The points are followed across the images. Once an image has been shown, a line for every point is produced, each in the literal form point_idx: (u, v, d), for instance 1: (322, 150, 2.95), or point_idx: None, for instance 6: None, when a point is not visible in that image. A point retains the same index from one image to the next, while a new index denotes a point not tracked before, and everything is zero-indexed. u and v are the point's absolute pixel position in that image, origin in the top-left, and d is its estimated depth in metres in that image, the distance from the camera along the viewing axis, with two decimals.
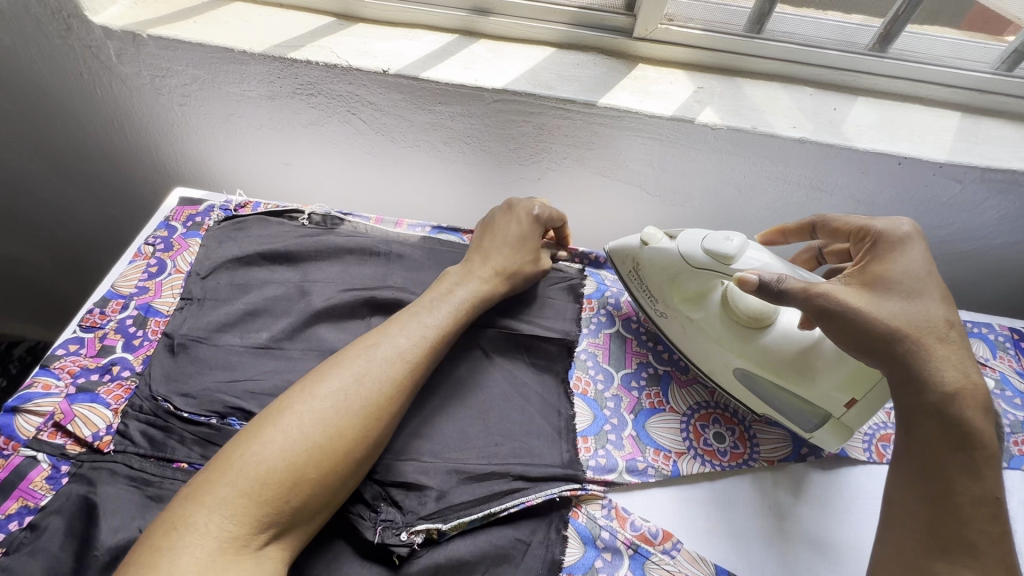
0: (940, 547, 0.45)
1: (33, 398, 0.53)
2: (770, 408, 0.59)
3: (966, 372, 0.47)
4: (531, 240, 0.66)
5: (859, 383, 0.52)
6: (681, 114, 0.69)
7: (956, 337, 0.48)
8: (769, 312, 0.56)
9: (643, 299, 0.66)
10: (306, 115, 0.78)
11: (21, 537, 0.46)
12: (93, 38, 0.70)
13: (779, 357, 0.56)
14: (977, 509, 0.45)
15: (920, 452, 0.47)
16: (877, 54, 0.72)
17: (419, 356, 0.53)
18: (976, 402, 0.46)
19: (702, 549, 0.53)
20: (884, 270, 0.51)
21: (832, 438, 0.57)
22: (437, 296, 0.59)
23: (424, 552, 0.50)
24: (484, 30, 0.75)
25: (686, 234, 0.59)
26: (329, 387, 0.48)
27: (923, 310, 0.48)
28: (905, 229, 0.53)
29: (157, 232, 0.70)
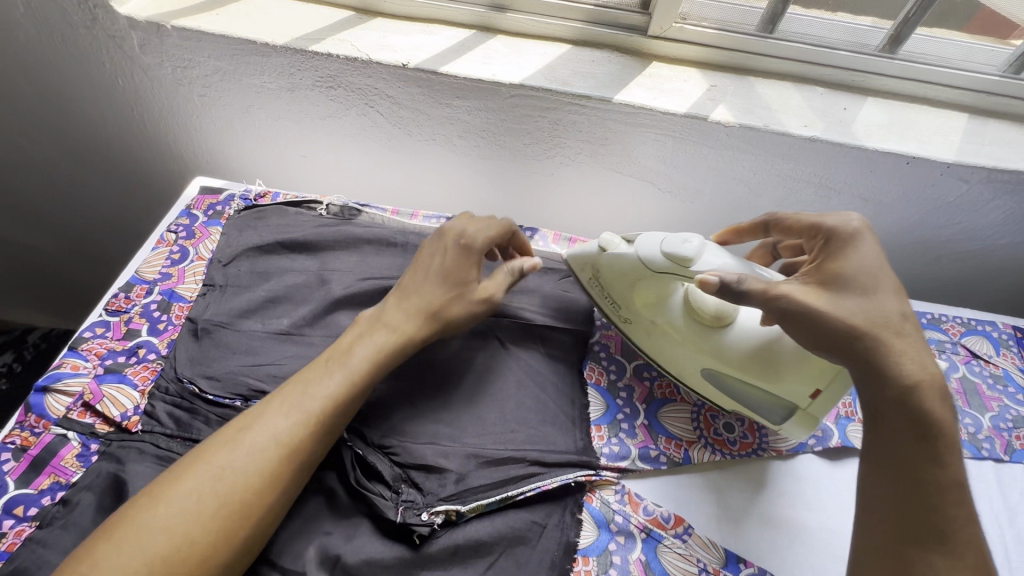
0: (916, 535, 0.45)
1: (63, 377, 0.55)
2: (738, 405, 0.60)
3: (925, 366, 0.48)
4: (457, 273, 0.59)
5: (822, 374, 0.53)
6: (695, 112, 0.70)
7: (910, 330, 0.50)
8: (728, 312, 0.57)
9: (606, 305, 0.66)
10: (323, 108, 0.79)
11: (53, 511, 0.47)
12: (117, 28, 0.71)
13: (741, 355, 0.57)
14: (945, 497, 0.45)
15: (889, 443, 0.48)
16: (887, 56, 0.74)
17: (302, 437, 0.47)
18: (935, 393, 0.48)
19: (711, 533, 0.55)
20: (839, 267, 0.52)
21: (798, 429, 0.58)
22: (336, 357, 0.53)
23: (444, 532, 0.51)
24: (501, 26, 0.76)
25: (644, 238, 0.60)
26: (183, 488, 0.43)
27: (878, 305, 0.50)
28: (853, 224, 0.55)
29: (179, 220, 0.71)
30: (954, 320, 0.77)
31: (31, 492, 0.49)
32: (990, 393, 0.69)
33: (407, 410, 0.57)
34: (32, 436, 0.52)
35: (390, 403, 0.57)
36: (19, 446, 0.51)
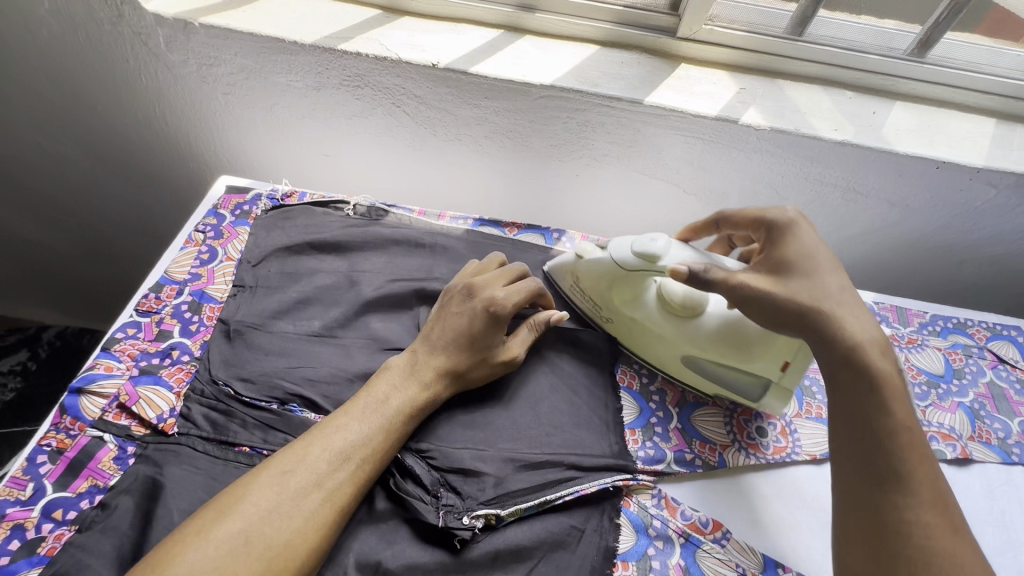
0: (879, 480, 0.45)
1: (97, 379, 0.54)
2: (718, 386, 0.62)
3: (866, 330, 0.51)
4: (482, 338, 0.57)
5: (787, 347, 0.57)
6: (726, 115, 0.70)
7: (850, 298, 0.52)
8: (697, 298, 0.60)
9: (587, 309, 0.68)
10: (349, 107, 0.78)
11: (92, 515, 0.47)
12: (144, 26, 0.70)
13: (717, 336, 0.60)
14: (899, 440, 0.46)
15: (842, 398, 0.49)
16: (917, 59, 0.74)
17: (343, 486, 0.47)
18: (878, 350, 0.50)
19: (749, 538, 0.55)
20: (784, 254, 0.55)
21: (776, 403, 0.60)
22: (370, 403, 0.52)
23: (484, 537, 0.51)
24: (530, 26, 0.76)
25: (615, 243, 0.62)
26: (228, 529, 0.42)
27: (821, 284, 0.52)
28: (790, 214, 0.57)
29: (206, 220, 0.71)
30: (980, 325, 0.77)
31: (69, 495, 0.48)
32: (1018, 398, 0.69)
33: (442, 414, 0.57)
34: (68, 439, 0.51)
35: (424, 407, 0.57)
36: (55, 448, 0.50)
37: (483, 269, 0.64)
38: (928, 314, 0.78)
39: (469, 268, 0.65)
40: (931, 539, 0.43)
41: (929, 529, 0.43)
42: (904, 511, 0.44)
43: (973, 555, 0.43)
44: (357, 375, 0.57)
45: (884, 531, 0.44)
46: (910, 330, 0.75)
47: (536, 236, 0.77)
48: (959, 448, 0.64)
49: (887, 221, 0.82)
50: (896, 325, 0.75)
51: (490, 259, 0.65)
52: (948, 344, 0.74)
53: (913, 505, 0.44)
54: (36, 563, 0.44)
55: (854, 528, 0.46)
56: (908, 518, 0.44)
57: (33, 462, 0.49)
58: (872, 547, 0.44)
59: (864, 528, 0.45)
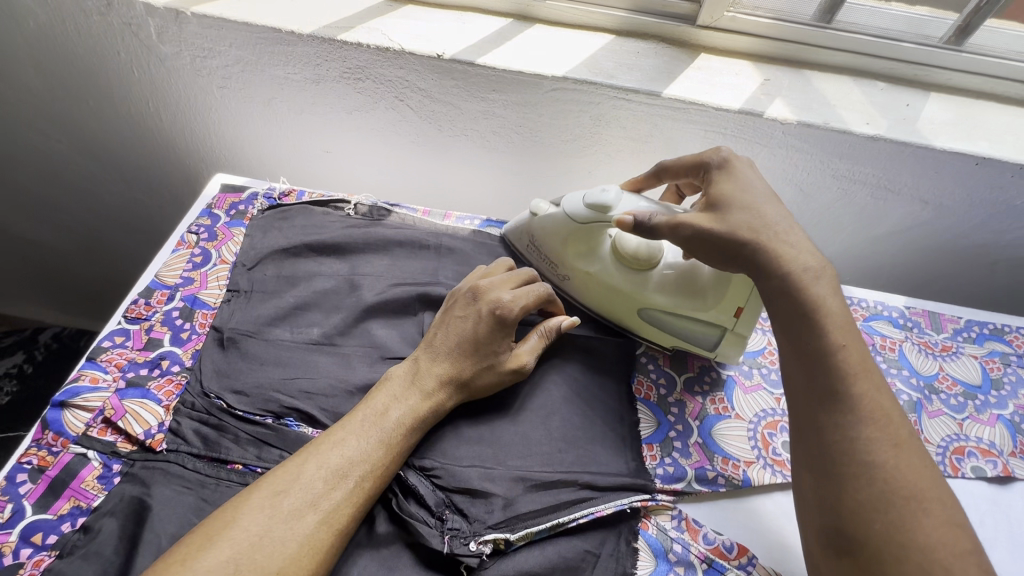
0: (820, 402, 0.45)
1: (81, 392, 0.51)
2: (675, 338, 0.63)
3: (803, 261, 0.50)
4: (487, 344, 0.53)
5: (738, 292, 0.58)
6: (750, 108, 0.66)
7: (789, 228, 0.51)
8: (656, 249, 0.61)
9: (545, 269, 0.67)
10: (350, 101, 0.75)
11: (74, 539, 0.44)
12: (134, 15, 0.67)
13: (673, 284, 0.61)
14: (837, 360, 0.45)
15: (783, 327, 0.49)
16: (954, 48, 0.69)
17: (341, 507, 0.44)
18: (814, 276, 0.49)
19: (777, 564, 0.51)
20: (719, 193, 0.54)
21: (730, 351, 0.62)
22: (369, 416, 0.49)
23: (492, 563, 0.47)
24: (540, 15, 0.71)
25: (568, 198, 0.63)
26: (215, 557, 0.39)
27: (760, 215, 0.52)
28: (723, 155, 0.57)
29: (200, 220, 0.67)
30: (1018, 331, 0.72)
31: (49, 517, 0.45)
32: None
33: (447, 428, 0.53)
34: (49, 456, 0.48)
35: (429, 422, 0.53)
36: (35, 466, 0.47)
37: (490, 272, 0.60)
38: (963, 319, 0.73)
39: (475, 272, 0.61)
40: (875, 454, 0.42)
41: (872, 444, 0.42)
42: (847, 429, 0.43)
43: (923, 465, 0.42)
44: (357, 387, 0.54)
45: (828, 450, 0.43)
46: (943, 337, 0.70)
47: None
48: (1000, 465, 0.59)
49: (918, 220, 0.77)
50: (928, 331, 0.71)
51: (498, 264, 0.62)
52: (984, 352, 0.70)
53: (853, 421, 0.43)
54: None
55: (803, 454, 0.45)
56: (850, 434, 0.43)
57: (13, 482, 0.46)
58: (818, 469, 0.43)
59: (810, 453, 0.45)
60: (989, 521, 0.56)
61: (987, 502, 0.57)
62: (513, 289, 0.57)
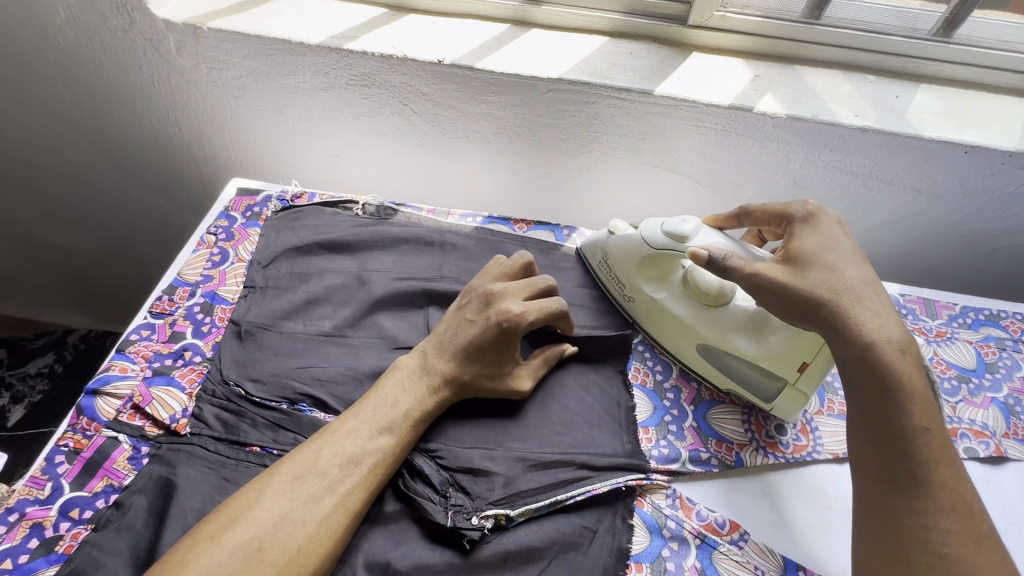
0: (893, 482, 0.44)
1: (111, 381, 0.55)
2: (731, 380, 0.61)
3: (887, 331, 0.47)
4: (491, 351, 0.55)
5: (807, 347, 0.54)
6: (740, 103, 0.68)
7: (872, 294, 0.49)
8: (729, 289, 0.58)
9: (612, 288, 0.68)
10: (357, 107, 0.78)
11: (107, 514, 0.47)
12: (155, 32, 0.71)
13: (732, 327, 0.58)
14: (919, 443, 0.44)
15: (859, 398, 0.47)
16: (942, 39, 0.70)
17: (354, 489, 0.47)
18: (899, 349, 0.47)
19: (768, 540, 0.53)
20: (800, 246, 0.52)
21: (791, 407, 0.58)
22: (380, 405, 0.52)
23: (494, 537, 0.50)
24: (537, 19, 0.74)
25: (648, 222, 0.63)
26: (241, 535, 0.42)
27: (842, 276, 0.50)
28: (810, 207, 0.56)
29: (218, 222, 0.71)
30: (1015, 317, 0.73)
31: (85, 494, 0.49)
32: None
33: (450, 414, 0.56)
34: (84, 439, 0.52)
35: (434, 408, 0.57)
36: (72, 448, 0.51)
37: (507, 271, 0.62)
38: (958, 306, 0.74)
39: (494, 269, 0.63)
40: (949, 547, 0.41)
41: (947, 535, 0.42)
42: (922, 516, 0.42)
43: (1000, 565, 0.41)
44: (366, 375, 0.57)
45: (899, 534, 0.43)
46: (938, 323, 0.72)
47: (546, 232, 0.76)
48: (993, 446, 0.61)
49: (912, 210, 0.78)
50: (923, 318, 0.72)
51: (517, 259, 0.63)
52: (979, 337, 0.71)
53: (930, 509, 0.43)
54: (54, 561, 0.45)
55: (865, 526, 0.45)
56: (925, 522, 0.42)
57: (51, 462, 0.50)
58: (886, 550, 0.43)
59: (876, 531, 0.44)
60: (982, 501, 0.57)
61: (980, 482, 0.59)
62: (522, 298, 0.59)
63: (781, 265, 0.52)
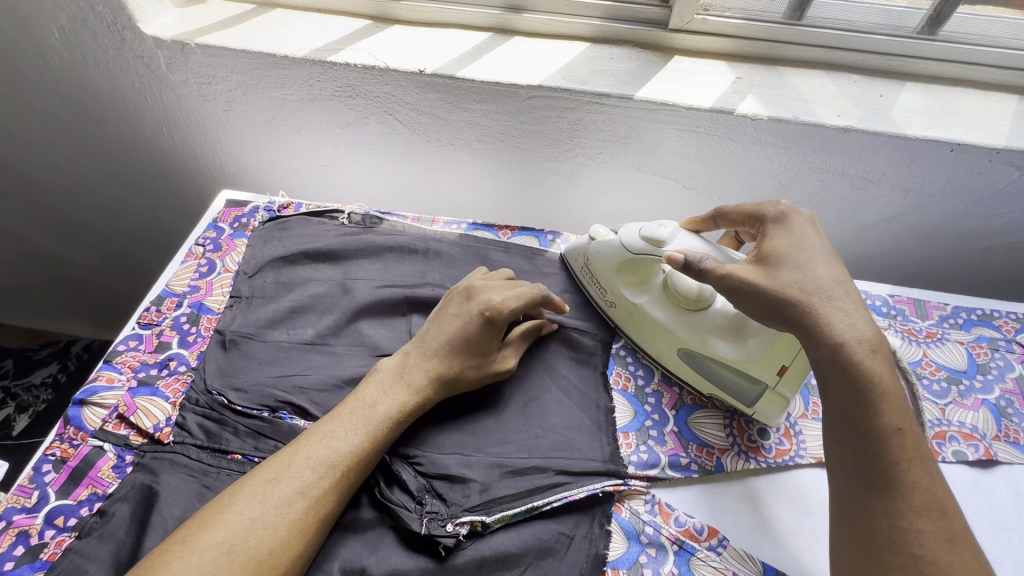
0: (867, 485, 0.43)
1: (98, 391, 0.57)
2: (712, 386, 0.60)
3: (859, 330, 0.47)
4: (476, 343, 0.57)
5: (786, 350, 0.54)
6: (720, 106, 0.68)
7: (844, 293, 0.49)
8: (708, 293, 0.58)
9: (594, 292, 0.67)
10: (344, 117, 0.79)
11: (91, 522, 0.48)
12: (145, 49, 0.73)
13: (713, 330, 0.58)
14: (891, 443, 0.44)
15: (832, 400, 0.47)
16: (927, 37, 0.69)
17: (327, 490, 0.47)
18: (867, 349, 0.46)
19: (748, 546, 0.52)
20: (773, 247, 0.52)
21: (772, 411, 0.57)
22: (358, 409, 0.52)
23: (470, 544, 0.50)
24: (518, 27, 0.75)
25: (626, 228, 0.63)
26: (211, 539, 0.43)
27: (813, 275, 0.50)
28: (783, 207, 0.56)
29: (206, 233, 0.73)
30: (1008, 317, 0.72)
31: (70, 502, 0.50)
32: None
33: (429, 420, 0.57)
34: (70, 448, 0.53)
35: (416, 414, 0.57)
36: (58, 457, 0.53)
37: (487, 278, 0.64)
38: (949, 306, 0.73)
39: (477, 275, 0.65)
40: (925, 549, 0.41)
41: (923, 537, 0.41)
42: (897, 518, 0.42)
43: (974, 564, 0.40)
44: (347, 382, 0.58)
45: (875, 537, 0.42)
46: (928, 324, 0.71)
47: (530, 238, 0.77)
48: (982, 449, 0.60)
49: (902, 209, 0.77)
50: (913, 319, 0.71)
51: (499, 272, 0.65)
52: (971, 338, 0.69)
53: (905, 510, 0.42)
54: (38, 568, 0.47)
55: (842, 529, 0.44)
56: (901, 524, 0.42)
57: (39, 471, 0.52)
58: (863, 553, 0.42)
59: (852, 534, 0.43)
60: (970, 505, 0.56)
61: (968, 486, 0.58)
62: (505, 289, 0.60)
63: (753, 266, 0.52)
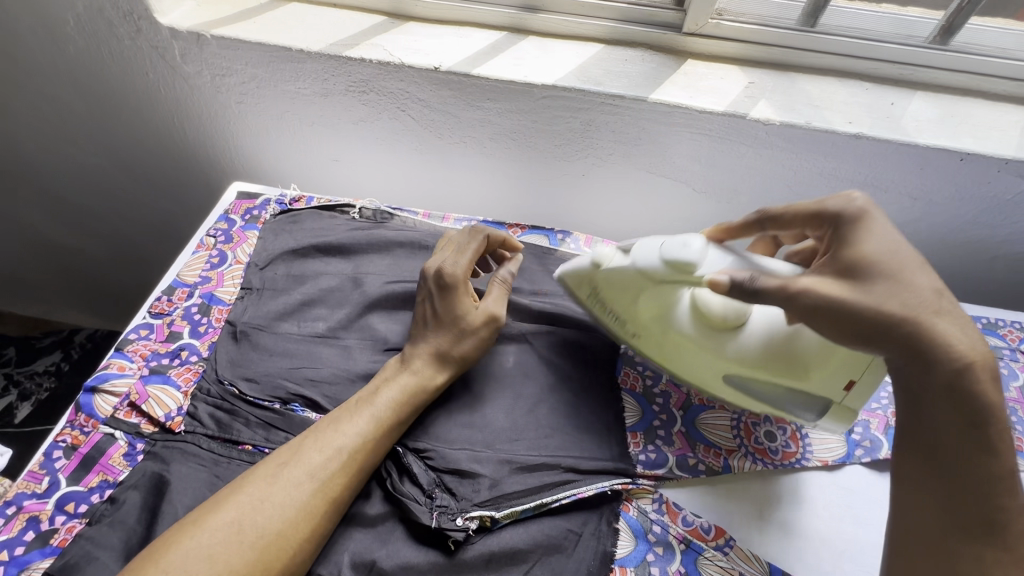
0: (960, 527, 0.42)
1: (110, 378, 0.57)
2: (769, 407, 0.57)
3: (973, 349, 0.42)
4: (448, 312, 0.58)
5: (855, 366, 0.49)
6: (733, 110, 0.68)
7: (947, 304, 0.43)
8: (742, 310, 0.53)
9: (610, 321, 0.62)
10: (356, 112, 0.80)
11: (101, 509, 0.49)
12: (160, 39, 0.73)
13: (765, 358, 0.52)
14: (998, 488, 0.41)
15: (935, 431, 0.43)
16: (938, 47, 0.70)
17: (334, 474, 0.48)
18: (988, 378, 0.41)
19: (754, 546, 0.53)
20: (857, 254, 0.46)
21: (836, 422, 0.55)
22: (362, 398, 0.53)
23: (478, 538, 0.51)
24: (533, 27, 0.75)
25: (640, 248, 0.56)
26: (223, 517, 0.44)
27: (910, 288, 0.43)
28: (855, 203, 0.49)
29: (218, 225, 0.73)
30: (1013, 326, 0.72)
31: (81, 489, 0.50)
32: None
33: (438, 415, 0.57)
34: (81, 435, 0.53)
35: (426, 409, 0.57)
36: (69, 444, 0.53)
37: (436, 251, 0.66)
38: None
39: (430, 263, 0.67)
40: None
41: None
42: (989, 565, 0.40)
43: None
44: (359, 375, 0.58)
45: None
46: None
47: (541, 237, 0.77)
48: None
49: (909, 217, 0.78)
50: None
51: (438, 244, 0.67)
52: None
53: (1002, 553, 0.40)
54: (48, 554, 0.47)
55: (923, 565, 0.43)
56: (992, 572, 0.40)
57: (50, 457, 0.52)
58: None
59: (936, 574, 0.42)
60: None
61: None
62: (451, 253, 0.62)
63: (836, 278, 0.45)
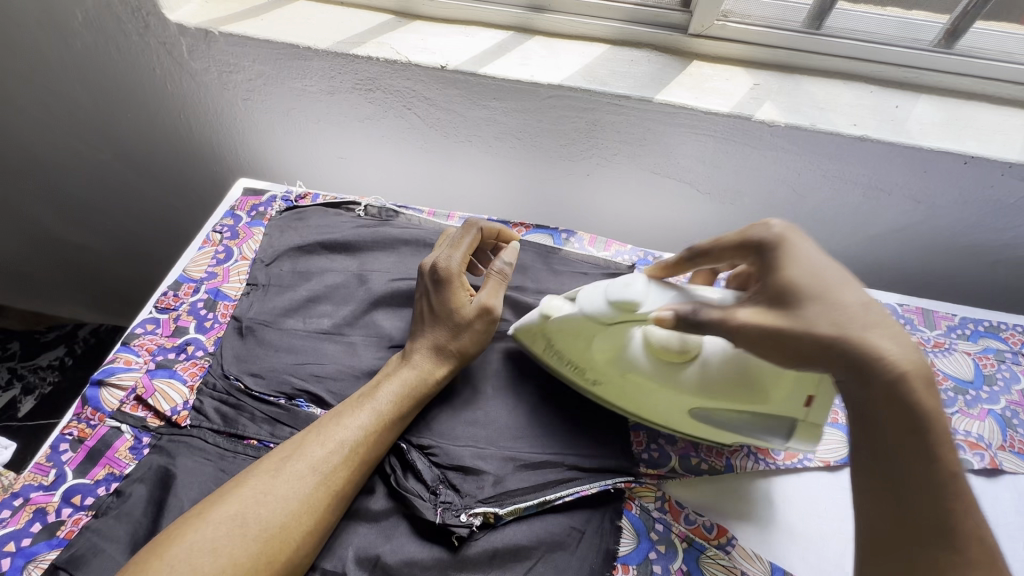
0: (913, 536, 0.39)
1: (116, 372, 0.57)
2: (732, 436, 0.55)
3: (909, 354, 0.41)
4: (445, 307, 0.58)
5: (809, 383, 0.49)
6: (739, 111, 0.69)
7: (877, 315, 0.42)
8: (692, 341, 0.53)
9: (566, 373, 0.58)
10: (362, 110, 0.80)
11: (107, 502, 0.49)
12: (168, 35, 0.74)
13: (723, 385, 0.52)
14: (948, 492, 0.39)
15: (878, 437, 0.41)
16: (943, 50, 0.70)
17: (337, 469, 0.48)
18: (924, 381, 0.40)
19: (756, 545, 0.53)
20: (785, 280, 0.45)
21: (806, 441, 0.53)
22: (364, 394, 0.54)
23: (482, 535, 0.51)
24: (540, 26, 0.75)
25: (584, 293, 0.55)
26: (226, 511, 0.44)
27: (840, 308, 0.42)
28: (773, 230, 0.49)
29: (223, 221, 0.73)
30: (1015, 329, 0.73)
31: (87, 482, 0.51)
32: None
33: (443, 412, 0.57)
34: (88, 428, 0.54)
35: (430, 406, 0.58)
36: (75, 437, 0.53)
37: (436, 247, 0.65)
38: (957, 317, 0.74)
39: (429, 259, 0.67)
40: None
41: None
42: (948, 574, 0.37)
43: None
44: (364, 372, 0.59)
45: None
46: (936, 334, 0.71)
47: (545, 236, 0.77)
48: (987, 458, 0.60)
49: (912, 219, 0.78)
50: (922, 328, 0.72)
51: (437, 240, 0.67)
52: (978, 349, 0.70)
53: (959, 566, 0.37)
54: (55, 545, 0.47)
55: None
56: None
57: (56, 450, 0.52)
58: None
59: None
60: None
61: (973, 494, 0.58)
62: (446, 246, 0.62)
63: (769, 307, 0.45)
